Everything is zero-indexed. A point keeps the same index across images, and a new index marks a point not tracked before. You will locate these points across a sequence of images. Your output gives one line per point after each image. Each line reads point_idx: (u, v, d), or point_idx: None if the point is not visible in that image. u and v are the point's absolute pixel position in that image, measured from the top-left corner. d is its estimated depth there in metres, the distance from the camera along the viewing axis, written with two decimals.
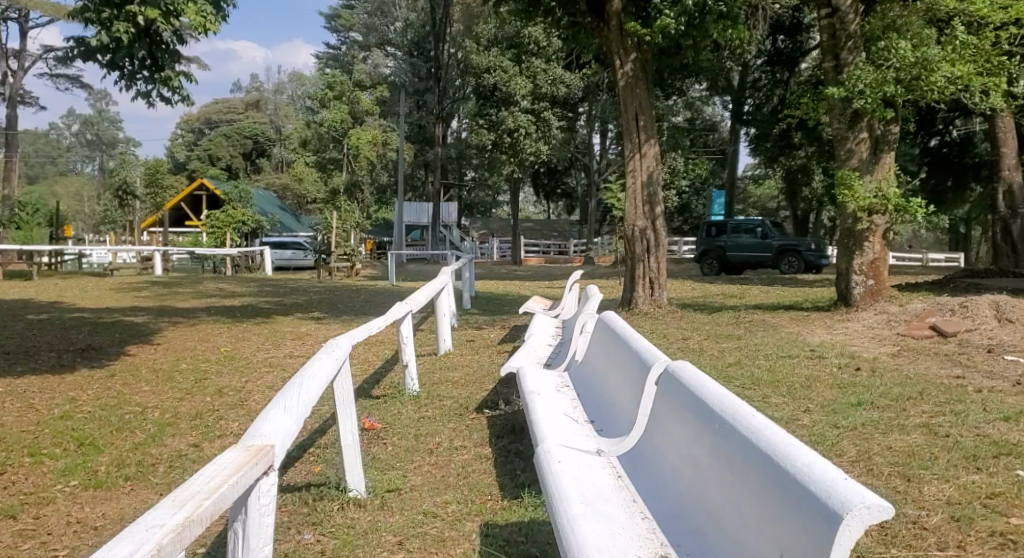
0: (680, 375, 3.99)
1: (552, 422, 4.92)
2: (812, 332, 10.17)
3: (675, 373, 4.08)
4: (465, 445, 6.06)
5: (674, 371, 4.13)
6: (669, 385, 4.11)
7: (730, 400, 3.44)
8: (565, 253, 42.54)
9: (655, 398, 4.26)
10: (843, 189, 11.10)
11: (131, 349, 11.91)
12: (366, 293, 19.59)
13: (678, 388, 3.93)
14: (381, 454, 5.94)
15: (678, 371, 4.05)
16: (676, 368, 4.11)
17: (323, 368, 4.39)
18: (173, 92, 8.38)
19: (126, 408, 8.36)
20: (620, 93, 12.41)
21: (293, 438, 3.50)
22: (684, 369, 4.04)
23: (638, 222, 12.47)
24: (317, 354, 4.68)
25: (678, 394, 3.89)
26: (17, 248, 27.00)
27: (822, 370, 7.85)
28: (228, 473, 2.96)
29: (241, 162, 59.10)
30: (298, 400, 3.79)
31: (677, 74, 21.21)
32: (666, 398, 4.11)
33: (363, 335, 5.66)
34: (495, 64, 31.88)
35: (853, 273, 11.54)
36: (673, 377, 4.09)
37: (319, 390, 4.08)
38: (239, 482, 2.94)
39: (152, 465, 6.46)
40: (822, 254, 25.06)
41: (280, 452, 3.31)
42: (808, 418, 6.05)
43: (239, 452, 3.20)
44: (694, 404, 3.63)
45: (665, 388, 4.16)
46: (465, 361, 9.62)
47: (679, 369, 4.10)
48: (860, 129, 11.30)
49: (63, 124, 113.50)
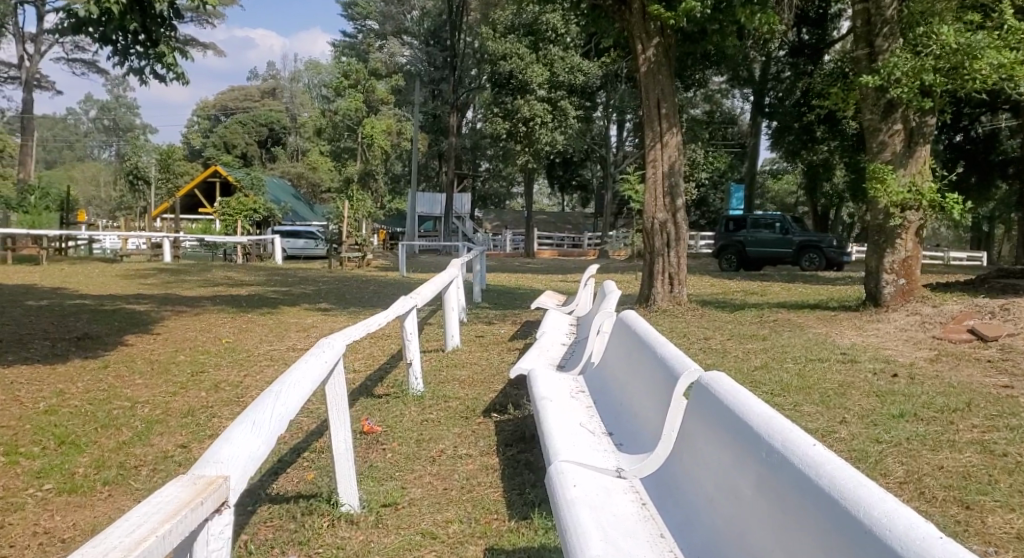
0: (717, 390, 3.53)
1: (566, 436, 4.43)
2: (843, 333, 9.62)
3: (711, 386, 3.61)
4: (471, 453, 5.58)
5: (709, 383, 3.66)
6: (703, 400, 3.64)
7: (779, 423, 2.97)
8: (579, 246, 42.04)
9: (685, 417, 3.80)
10: (875, 183, 10.57)
11: (129, 340, 11.48)
12: (375, 285, 19.12)
13: (716, 404, 3.46)
14: (380, 461, 5.47)
15: (715, 385, 3.57)
16: (712, 381, 3.64)
17: (308, 374, 3.94)
18: (168, 70, 8.04)
19: (115, 403, 7.92)
20: (642, 79, 11.89)
21: (254, 466, 3.08)
22: (721, 383, 3.56)
23: (658, 214, 11.96)
24: (304, 356, 4.24)
25: (716, 411, 3.42)
26: (25, 232, 26.66)
27: (855, 376, 7.33)
28: (161, 519, 2.54)
29: (256, 150, 58.81)
30: (270, 417, 3.36)
31: (699, 63, 20.70)
32: (700, 415, 3.64)
33: (361, 335, 5.20)
34: (512, 51, 31.16)
35: (884, 271, 10.98)
36: (709, 391, 3.61)
37: (297, 402, 3.64)
38: (174, 530, 2.52)
39: (135, 468, 6.00)
40: (844, 251, 24.49)
41: (235, 487, 2.91)
42: (846, 430, 5.55)
43: (184, 488, 2.79)
44: (736, 426, 3.17)
45: (699, 402, 3.69)
46: (473, 359, 9.13)
47: (714, 382, 3.63)
48: (894, 120, 10.71)
49: (81, 111, 113.97)
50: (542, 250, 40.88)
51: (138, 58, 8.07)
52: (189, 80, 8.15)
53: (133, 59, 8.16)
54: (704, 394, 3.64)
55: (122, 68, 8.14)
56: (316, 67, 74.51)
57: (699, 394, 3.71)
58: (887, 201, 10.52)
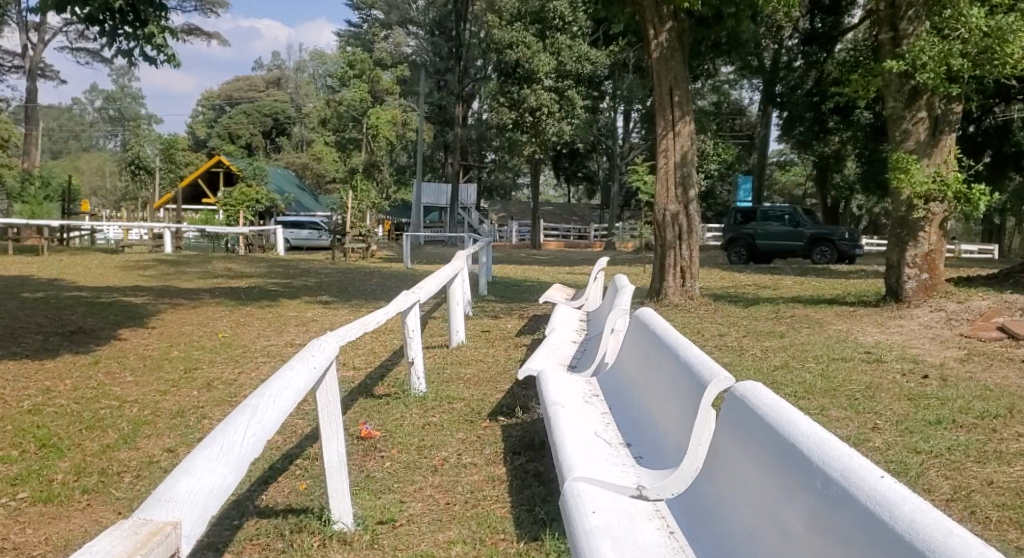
0: (756, 405, 3.12)
1: (581, 451, 4.04)
2: (865, 330, 9.22)
3: (749, 399, 3.19)
4: (475, 462, 5.19)
5: (745, 398, 3.24)
6: (739, 415, 3.23)
7: (838, 449, 2.57)
8: (585, 238, 41.67)
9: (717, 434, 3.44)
10: (898, 172, 10.15)
11: (123, 334, 11.10)
12: (378, 277, 18.74)
13: (756, 421, 3.05)
14: (377, 471, 5.09)
15: (753, 398, 3.16)
16: (748, 392, 3.24)
17: (290, 388, 3.56)
18: (158, 52, 7.66)
19: (103, 402, 7.53)
20: (654, 65, 11.45)
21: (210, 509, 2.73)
22: (761, 395, 3.16)
23: (670, 205, 11.52)
24: (290, 362, 3.86)
25: (756, 430, 3.02)
26: (26, 222, 26.34)
27: (882, 377, 6.90)
28: None
29: (261, 140, 58.47)
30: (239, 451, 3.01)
31: (712, 53, 20.26)
32: (735, 434, 3.23)
33: (355, 336, 4.82)
34: (519, 39, 30.77)
35: (906, 265, 10.54)
36: (746, 405, 3.19)
37: (273, 425, 3.27)
38: None
39: (118, 475, 5.61)
40: (856, 244, 24.03)
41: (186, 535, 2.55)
42: (881, 439, 5.14)
43: (123, 535, 2.41)
44: (782, 450, 2.79)
45: (733, 416, 3.28)
46: (478, 356, 8.71)
47: (753, 394, 3.22)
48: (918, 107, 10.28)
49: (85, 101, 114.13)
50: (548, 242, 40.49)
51: (127, 39, 7.70)
52: (180, 63, 7.77)
53: (121, 41, 7.79)
54: (741, 407, 3.23)
55: (109, 50, 7.76)
56: (321, 57, 74.05)
57: (734, 406, 3.30)
58: (910, 192, 10.09)
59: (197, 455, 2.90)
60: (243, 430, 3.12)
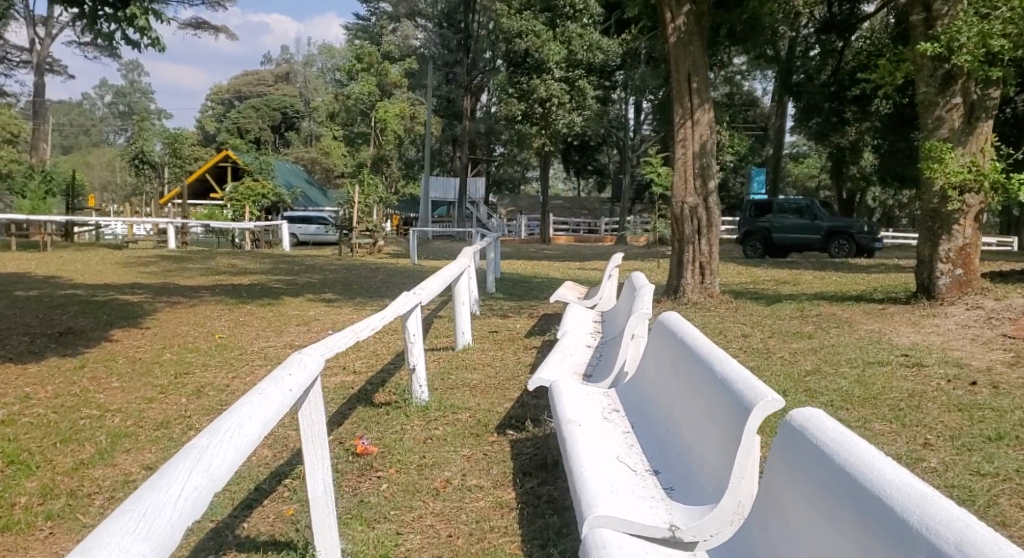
0: (820, 441, 2.62)
1: (602, 482, 3.53)
2: (899, 330, 8.65)
3: (810, 433, 2.69)
4: (481, 484, 4.65)
5: (802, 429, 2.75)
6: (798, 450, 2.74)
7: (945, 512, 2.12)
8: (595, 232, 41.12)
9: (767, 474, 2.96)
10: (931, 161, 9.53)
11: (114, 335, 10.62)
12: (384, 273, 18.22)
13: (824, 461, 2.56)
14: (372, 495, 4.56)
15: (817, 431, 2.66)
16: (807, 422, 2.74)
17: (251, 423, 3.04)
18: (140, 35, 7.09)
19: (84, 411, 7.02)
20: (671, 50, 10.90)
21: None
22: (825, 426, 2.66)
23: (688, 198, 10.97)
24: (259, 385, 3.36)
25: (825, 476, 2.54)
26: (28, 218, 25.95)
27: (924, 384, 6.32)
28: None
29: (269, 135, 58.07)
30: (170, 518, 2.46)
31: (730, 42, 19.64)
32: (791, 476, 2.74)
33: (341, 347, 4.33)
34: (528, 28, 29.79)
35: (939, 260, 9.94)
36: (806, 438, 2.70)
37: (222, 474, 2.75)
38: None
39: (88, 498, 5.10)
40: (875, 237, 23.32)
41: None
42: (937, 458, 4.58)
43: None
44: (864, 507, 2.32)
45: (789, 451, 2.79)
46: (486, 360, 8.15)
47: (813, 424, 2.72)
48: (953, 93, 9.69)
49: (96, 97, 114.49)
50: (558, 236, 39.91)
51: (108, 21, 7.18)
52: (165, 47, 7.19)
53: (104, 23, 7.27)
54: (799, 441, 2.74)
55: (90, 33, 7.26)
56: (329, 51, 73.44)
57: (787, 436, 2.82)
58: (944, 182, 9.48)
59: (107, 528, 2.31)
60: (181, 484, 2.60)
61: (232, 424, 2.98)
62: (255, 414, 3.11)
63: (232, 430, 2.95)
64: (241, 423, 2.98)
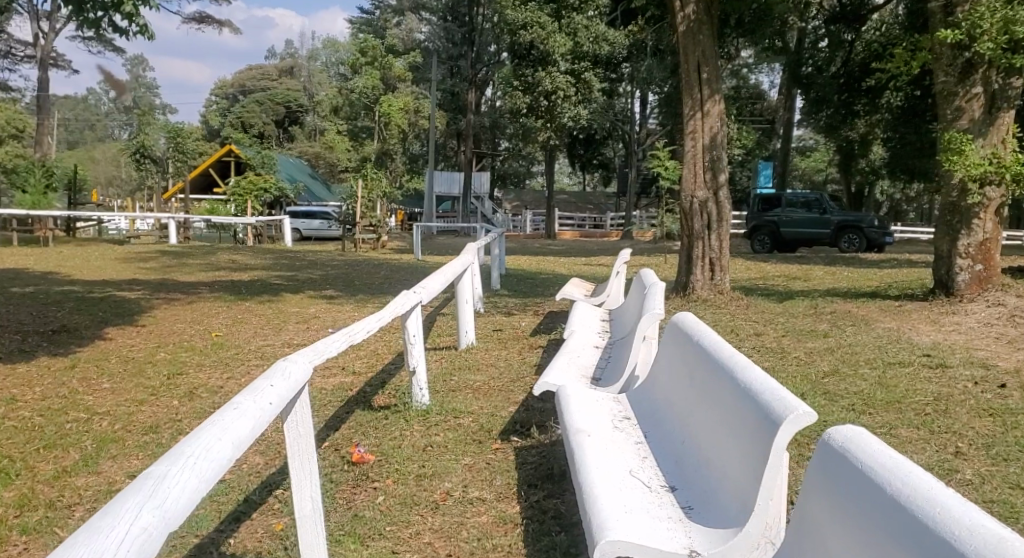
0: (871, 468, 2.37)
1: (615, 500, 3.24)
2: (918, 329, 8.31)
3: (856, 459, 2.45)
4: (484, 497, 4.36)
5: (843, 457, 2.50)
6: (841, 477, 2.49)
7: None
8: (601, 227, 40.80)
9: (803, 500, 2.71)
10: (951, 153, 9.18)
11: (108, 333, 10.34)
12: (387, 269, 17.93)
13: (875, 494, 2.32)
14: (368, 509, 4.27)
15: (863, 456, 2.42)
16: (851, 447, 2.49)
17: (221, 448, 2.76)
18: (128, 22, 6.81)
19: (69, 414, 6.73)
20: (680, 40, 10.61)
21: None
22: (871, 450, 2.43)
23: (697, 192, 10.65)
24: (235, 399, 3.08)
25: (876, 509, 2.30)
26: (29, 213, 25.69)
27: (949, 387, 6.01)
28: None
29: (273, 130, 57.77)
30: None
31: (740, 34, 19.28)
32: (833, 506, 2.49)
33: (329, 353, 4.08)
34: (532, 20, 29.23)
35: (958, 255, 9.61)
36: (850, 466, 2.45)
37: (179, 510, 2.47)
38: None
39: (69, 509, 4.82)
40: (886, 231, 22.97)
41: None
42: (972, 470, 4.27)
43: None
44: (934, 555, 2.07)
45: (830, 478, 2.54)
46: (489, 360, 7.84)
47: (858, 449, 2.48)
48: (973, 82, 9.37)
49: (101, 93, 114.63)
50: (564, 231, 39.60)
51: (95, 8, 6.90)
52: (153, 35, 6.91)
53: (91, 11, 6.98)
54: (842, 468, 2.49)
55: (76, 21, 6.97)
56: (334, 45, 72.99)
57: (828, 462, 2.57)
58: (963, 174, 9.13)
59: None
60: (130, 527, 2.31)
61: (199, 448, 2.70)
62: (226, 434, 2.83)
63: (198, 454, 2.67)
64: (209, 446, 2.70)
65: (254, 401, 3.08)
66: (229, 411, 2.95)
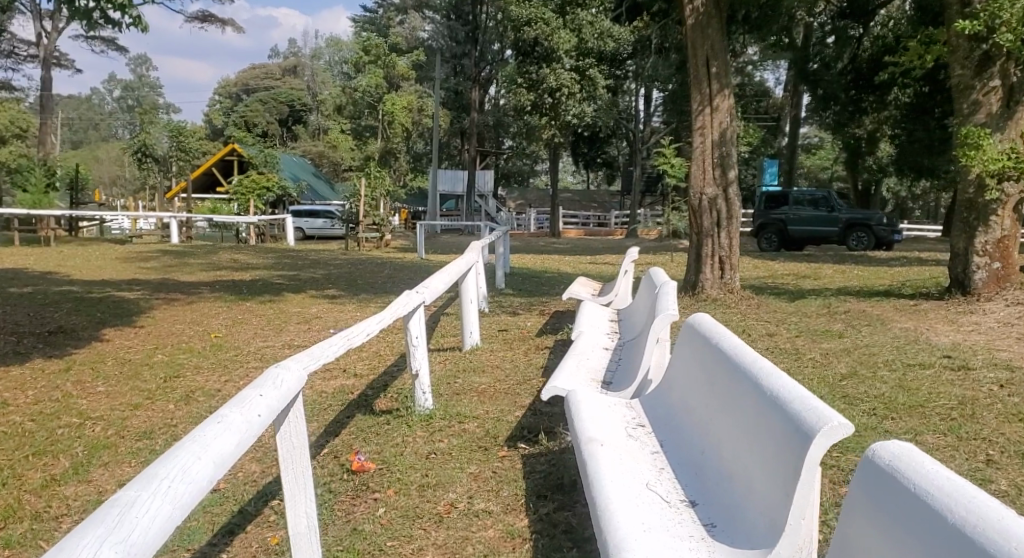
0: (928, 492, 2.25)
1: (632, 517, 3.05)
2: (936, 329, 8.07)
3: (908, 481, 2.33)
4: (491, 509, 4.14)
5: (891, 479, 2.39)
6: (890, 500, 2.38)
7: None
8: (605, 225, 40.55)
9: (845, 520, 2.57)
10: (969, 148, 8.92)
11: (106, 335, 10.12)
12: (390, 268, 17.71)
13: (935, 520, 2.20)
14: (368, 522, 4.06)
15: (917, 479, 2.30)
16: (902, 468, 2.38)
17: (201, 470, 2.64)
18: (121, 14, 6.59)
19: (61, 419, 6.51)
20: (688, 34, 10.38)
21: None
22: (925, 472, 2.31)
23: (706, 189, 10.40)
24: (220, 414, 2.94)
25: (931, 534, 2.19)
26: (30, 213, 25.48)
27: (974, 390, 5.77)
28: None
29: (276, 129, 57.58)
30: None
31: (748, 30, 19.00)
32: (881, 533, 2.38)
33: (324, 359, 3.89)
34: (536, 16, 28.97)
35: (975, 253, 9.38)
36: (900, 490, 2.34)
37: (156, 536, 2.35)
38: None
39: (56, 521, 4.60)
40: (894, 229, 22.72)
41: None
42: (1006, 481, 4.04)
43: None
44: None
45: (879, 499, 2.42)
46: (494, 361, 7.62)
47: (909, 469, 2.37)
48: (991, 75, 9.13)
49: (105, 93, 114.73)
50: (568, 230, 39.36)
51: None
52: (146, 27, 6.70)
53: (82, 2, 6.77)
54: (893, 490, 2.37)
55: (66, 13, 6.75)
56: (336, 43, 72.77)
57: (874, 482, 2.46)
58: (981, 170, 8.86)
59: None
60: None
61: (176, 469, 2.57)
62: (206, 451, 2.71)
63: (174, 476, 2.54)
64: (186, 467, 2.57)
65: (238, 415, 2.95)
66: (209, 426, 2.83)
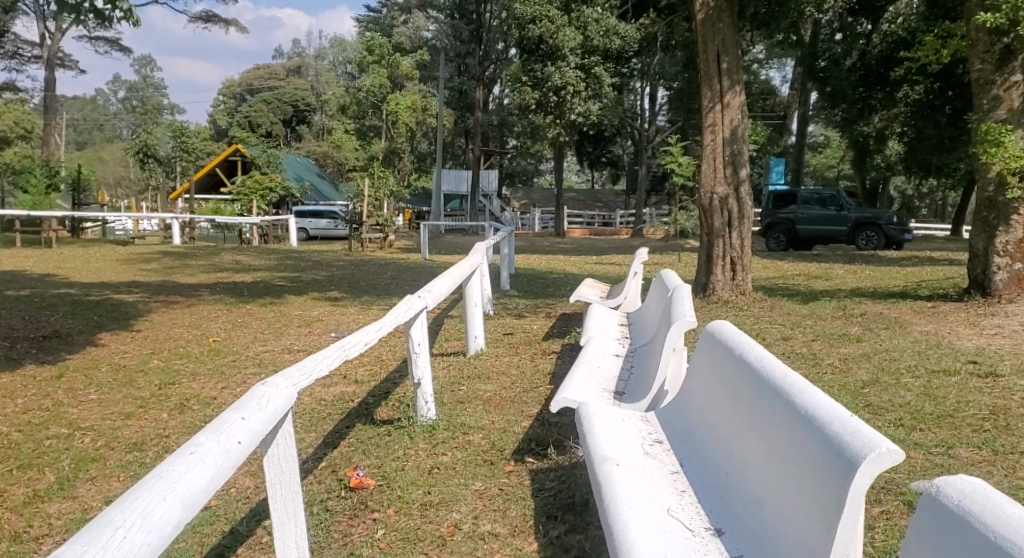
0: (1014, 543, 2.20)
1: (653, 548, 2.83)
2: (957, 332, 7.80)
3: (984, 528, 2.29)
4: (497, 532, 3.93)
5: (960, 517, 2.38)
6: (966, 546, 2.34)
7: None
8: (610, 225, 40.29)
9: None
10: (990, 146, 8.61)
11: (101, 339, 9.86)
12: (394, 270, 17.46)
13: None
14: (367, 548, 3.83)
15: (997, 528, 2.27)
16: (975, 511, 2.35)
17: (167, 512, 2.48)
18: (113, 9, 6.35)
19: (49, 430, 6.24)
20: (698, 29, 10.11)
21: None
22: (1005, 518, 2.28)
23: (717, 188, 10.12)
24: (192, 445, 2.79)
25: None
26: (31, 214, 25.23)
27: (1004, 399, 5.51)
28: None
29: (281, 129, 57.35)
30: None
31: (758, 28, 18.70)
32: None
33: (315, 374, 3.67)
34: (541, 13, 28.74)
35: (995, 254, 9.09)
36: (972, 531, 2.33)
37: None
38: None
39: (35, 544, 4.35)
40: (905, 228, 22.40)
41: None
42: None
43: None
44: None
45: (952, 545, 2.38)
46: (500, 367, 7.34)
47: (985, 514, 2.33)
48: (1012, 70, 8.84)
49: (110, 95, 114.83)
50: (573, 229, 39.10)
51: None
52: (139, 22, 6.47)
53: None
54: (969, 536, 2.33)
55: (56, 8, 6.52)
56: (340, 43, 72.60)
57: (945, 527, 2.42)
58: (1002, 167, 8.54)
59: None
60: None
61: (135, 514, 2.41)
62: (174, 489, 2.55)
63: (133, 524, 2.37)
64: (147, 513, 2.41)
65: (214, 443, 2.81)
66: (180, 459, 2.67)
